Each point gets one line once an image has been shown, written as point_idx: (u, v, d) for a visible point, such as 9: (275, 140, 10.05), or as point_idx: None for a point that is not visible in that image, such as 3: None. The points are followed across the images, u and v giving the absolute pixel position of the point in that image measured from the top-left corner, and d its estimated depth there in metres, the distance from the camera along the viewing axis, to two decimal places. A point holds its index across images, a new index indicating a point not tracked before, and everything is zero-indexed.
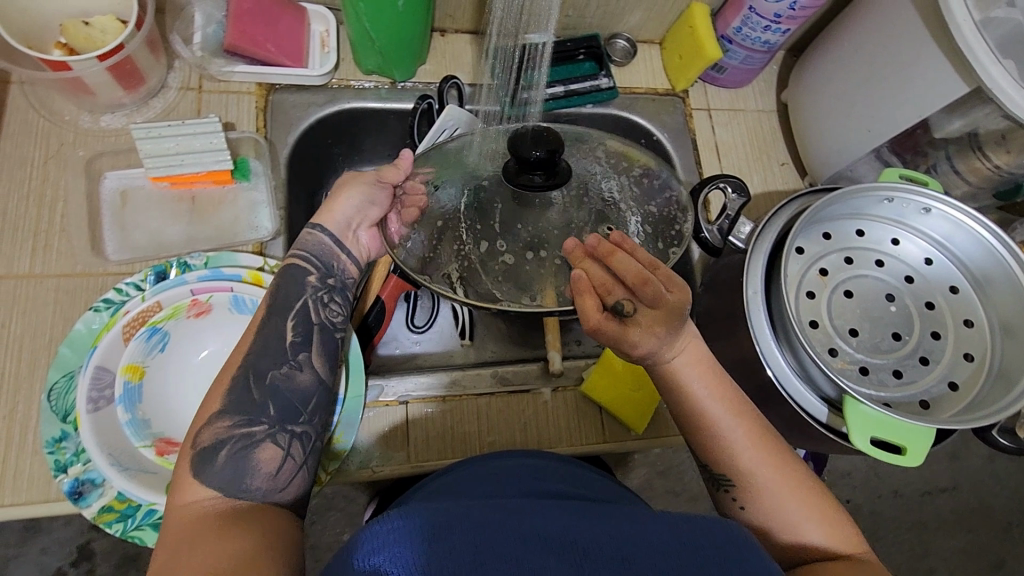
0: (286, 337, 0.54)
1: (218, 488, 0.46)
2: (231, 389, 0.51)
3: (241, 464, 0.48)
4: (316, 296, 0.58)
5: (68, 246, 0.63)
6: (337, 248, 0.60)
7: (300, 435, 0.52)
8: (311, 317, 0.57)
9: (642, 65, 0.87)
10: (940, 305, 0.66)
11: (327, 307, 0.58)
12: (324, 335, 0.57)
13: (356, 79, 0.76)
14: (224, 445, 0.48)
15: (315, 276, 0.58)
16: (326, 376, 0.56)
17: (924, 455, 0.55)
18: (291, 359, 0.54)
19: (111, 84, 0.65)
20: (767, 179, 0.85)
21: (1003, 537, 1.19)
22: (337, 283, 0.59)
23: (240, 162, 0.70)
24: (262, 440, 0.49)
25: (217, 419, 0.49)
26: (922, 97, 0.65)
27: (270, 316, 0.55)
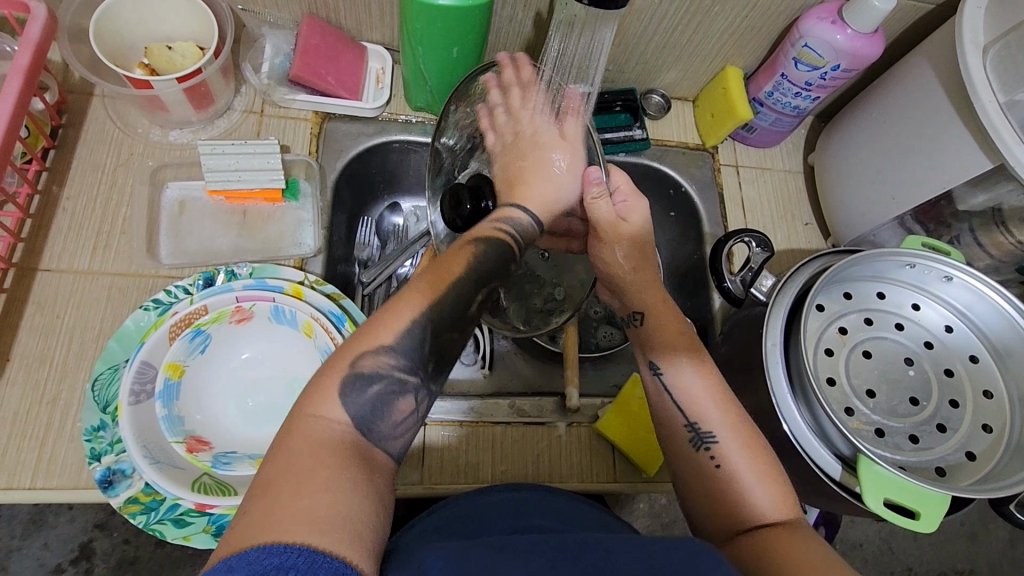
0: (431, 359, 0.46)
1: (350, 416, 0.42)
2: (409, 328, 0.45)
3: (381, 406, 0.43)
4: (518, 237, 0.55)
5: (126, 248, 0.67)
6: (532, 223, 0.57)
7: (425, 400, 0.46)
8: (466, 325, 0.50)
9: (676, 120, 0.91)
10: (960, 373, 0.67)
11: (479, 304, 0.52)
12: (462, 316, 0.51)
13: (405, 114, 0.81)
14: (377, 380, 0.43)
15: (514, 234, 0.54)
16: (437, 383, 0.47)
17: (938, 522, 0.55)
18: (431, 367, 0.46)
19: (183, 103, 0.70)
20: (791, 237, 0.88)
21: None
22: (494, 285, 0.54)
23: (291, 182, 0.74)
24: (407, 391, 0.44)
25: (381, 351, 0.44)
26: (945, 172, 0.68)
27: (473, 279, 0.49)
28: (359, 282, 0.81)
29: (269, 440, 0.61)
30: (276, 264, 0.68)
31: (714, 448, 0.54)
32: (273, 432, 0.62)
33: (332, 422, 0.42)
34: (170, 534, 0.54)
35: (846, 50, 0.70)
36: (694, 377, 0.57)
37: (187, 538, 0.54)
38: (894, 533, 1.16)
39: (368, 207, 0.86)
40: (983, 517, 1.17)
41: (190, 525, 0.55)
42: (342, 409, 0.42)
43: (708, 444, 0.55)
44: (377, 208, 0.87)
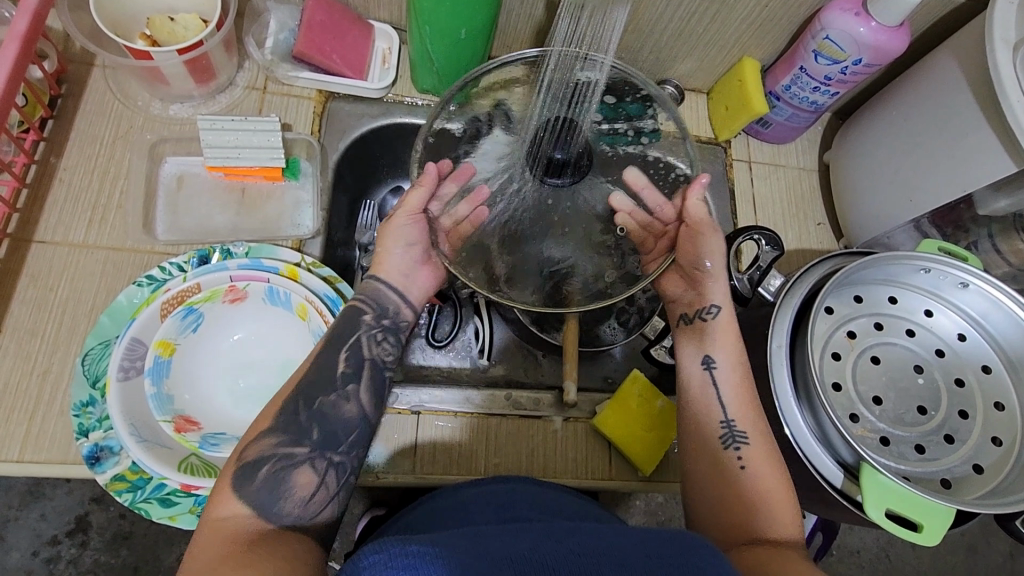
0: (336, 370, 0.55)
1: (253, 506, 0.47)
2: (281, 411, 0.52)
3: (277, 486, 0.48)
4: (370, 334, 0.59)
5: (123, 222, 0.66)
6: (398, 296, 0.63)
7: (337, 467, 0.51)
8: (362, 351, 0.58)
9: (689, 112, 0.88)
10: (971, 383, 0.65)
11: (380, 345, 0.59)
12: (374, 372, 0.57)
13: (410, 96, 0.79)
14: (264, 462, 0.49)
15: (370, 317, 0.60)
16: (371, 412, 0.56)
17: (941, 534, 0.54)
18: (341, 391, 0.55)
19: (184, 76, 0.69)
20: (802, 236, 0.85)
21: None
22: (391, 324, 0.61)
23: (292, 161, 0.73)
24: (301, 463, 0.50)
25: (264, 437, 0.50)
26: (966, 174, 0.65)
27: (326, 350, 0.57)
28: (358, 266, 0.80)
29: None
30: (273, 244, 0.66)
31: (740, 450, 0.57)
32: None
33: (233, 514, 0.46)
34: (156, 513, 0.54)
35: (869, 43, 0.67)
36: (733, 372, 0.60)
37: (173, 518, 0.53)
38: (892, 541, 1.14)
39: (371, 190, 0.85)
40: (985, 528, 1.15)
41: (176, 505, 0.54)
42: (244, 502, 0.47)
43: (738, 444, 0.57)
44: (380, 192, 0.85)
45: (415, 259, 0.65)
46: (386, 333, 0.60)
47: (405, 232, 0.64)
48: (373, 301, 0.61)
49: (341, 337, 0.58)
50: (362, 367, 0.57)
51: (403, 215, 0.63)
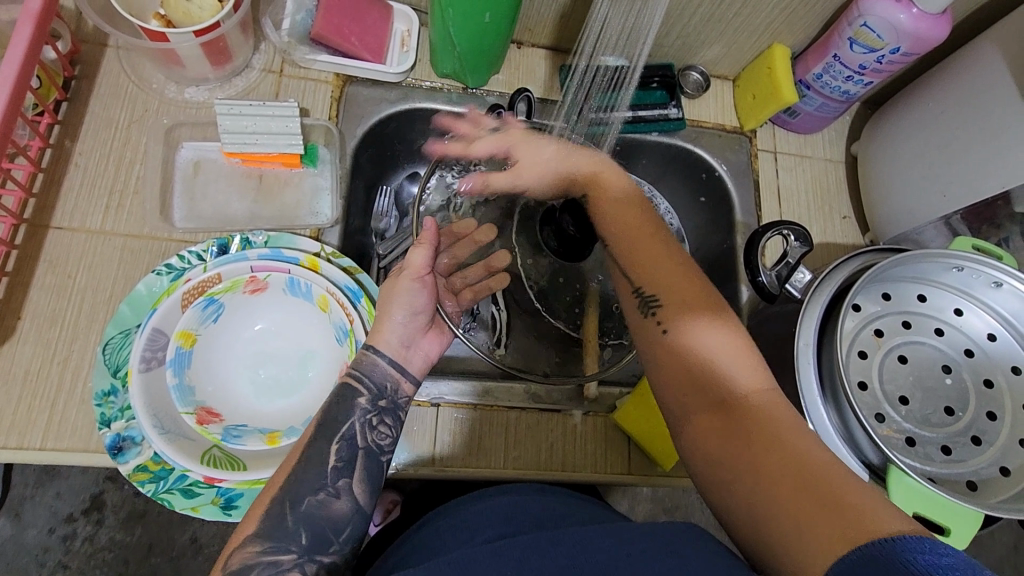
0: (327, 466, 0.50)
1: None
2: (266, 515, 0.47)
3: None
4: (364, 420, 0.53)
5: (139, 208, 0.65)
6: (394, 369, 0.56)
7: (328, 569, 0.47)
8: (357, 438, 0.52)
9: (713, 100, 0.86)
10: (1000, 385, 0.63)
11: (375, 430, 0.53)
12: (368, 460, 0.52)
13: (429, 81, 0.77)
14: (247, 575, 0.44)
15: (364, 399, 0.53)
16: (365, 504, 0.51)
17: (968, 538, 0.53)
18: (330, 486, 0.49)
19: (200, 58, 0.67)
20: (826, 230, 0.84)
21: None
22: (389, 405, 0.55)
23: (310, 148, 0.71)
24: (288, 571, 0.45)
25: (246, 543, 0.45)
26: (1005, 168, 0.63)
27: (315, 438, 0.51)
28: (375, 255, 0.79)
29: (281, 414, 0.60)
30: (292, 233, 0.65)
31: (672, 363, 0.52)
32: (285, 407, 0.60)
33: None
34: (179, 504, 0.54)
35: (909, 31, 0.65)
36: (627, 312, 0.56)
37: (196, 510, 0.54)
38: None
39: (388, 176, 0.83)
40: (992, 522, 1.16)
41: (199, 496, 0.54)
42: None
43: (657, 313, 0.53)
44: (397, 178, 0.84)
45: (415, 329, 0.58)
46: (384, 416, 0.54)
47: (412, 297, 0.57)
48: (373, 383, 0.54)
49: (333, 423, 0.52)
50: (355, 460, 0.51)
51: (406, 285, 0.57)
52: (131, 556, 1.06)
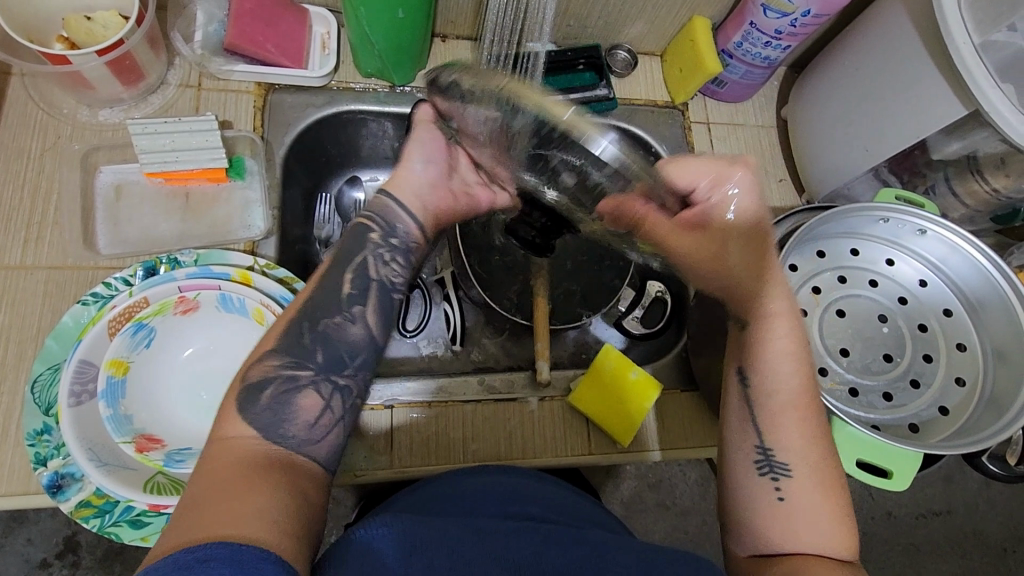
0: (343, 291, 0.51)
1: (258, 430, 0.45)
2: (286, 333, 0.49)
3: (281, 408, 0.46)
4: (376, 254, 0.54)
5: (60, 239, 0.63)
6: (405, 211, 0.57)
7: (343, 390, 0.49)
8: (370, 272, 0.53)
9: (643, 77, 0.87)
10: (934, 328, 0.66)
11: (387, 266, 0.54)
12: (381, 291, 0.52)
13: (355, 82, 0.76)
14: (270, 382, 0.47)
15: (377, 235, 0.54)
16: (377, 335, 0.52)
17: (911, 478, 0.55)
18: (346, 312, 0.51)
19: (109, 78, 0.65)
20: (765, 195, 0.85)
21: (997, 563, 1.18)
22: (400, 244, 0.55)
23: (235, 160, 0.70)
24: (305, 386, 0.47)
25: (266, 357, 0.48)
26: (917, 118, 0.65)
27: (332, 269, 0.52)
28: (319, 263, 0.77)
29: None
30: (224, 249, 0.63)
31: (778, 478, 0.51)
32: None
33: (244, 439, 0.44)
34: (127, 536, 0.52)
35: None
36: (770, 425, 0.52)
37: (146, 539, 0.52)
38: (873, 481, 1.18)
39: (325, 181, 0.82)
40: (961, 460, 1.20)
41: (148, 526, 0.53)
42: (249, 425, 0.45)
43: (776, 472, 0.51)
44: (335, 182, 0.82)
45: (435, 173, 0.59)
46: (395, 254, 0.54)
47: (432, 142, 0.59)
48: (385, 220, 0.55)
49: (349, 256, 0.53)
50: (369, 289, 0.52)
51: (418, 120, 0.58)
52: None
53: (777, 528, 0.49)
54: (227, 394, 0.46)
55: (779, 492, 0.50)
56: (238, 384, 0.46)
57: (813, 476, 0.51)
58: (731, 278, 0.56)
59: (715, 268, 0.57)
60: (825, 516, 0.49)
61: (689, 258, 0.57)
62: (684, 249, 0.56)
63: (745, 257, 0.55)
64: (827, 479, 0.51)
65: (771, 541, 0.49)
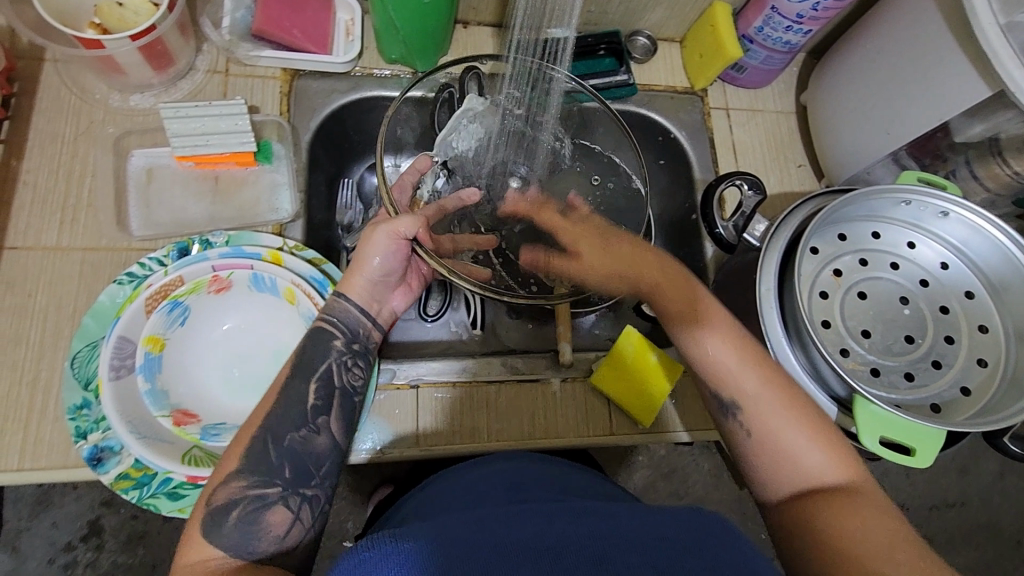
0: (306, 401, 0.51)
1: (228, 550, 0.44)
2: (251, 449, 0.48)
3: (251, 526, 0.45)
4: (340, 361, 0.54)
5: (94, 221, 0.65)
6: (363, 314, 0.57)
7: (312, 501, 0.49)
8: (333, 379, 0.54)
9: (662, 63, 0.87)
10: (956, 310, 0.66)
11: (350, 371, 0.55)
12: (342, 397, 0.54)
13: (379, 68, 0.77)
14: (237, 504, 0.45)
15: (340, 341, 0.55)
16: (341, 440, 0.53)
17: (932, 455, 0.55)
18: (309, 423, 0.51)
19: (141, 64, 0.66)
20: (783, 180, 0.85)
21: (1010, 553, 1.18)
22: (362, 348, 0.56)
23: (262, 144, 0.71)
24: (273, 503, 0.46)
25: (232, 479, 0.47)
26: (940, 102, 0.65)
27: (293, 377, 0.52)
28: (343, 247, 0.79)
29: None
30: (252, 230, 0.65)
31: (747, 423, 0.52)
32: None
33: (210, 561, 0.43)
34: (165, 507, 0.54)
35: None
36: (731, 348, 0.53)
37: (182, 510, 0.54)
38: (887, 470, 1.18)
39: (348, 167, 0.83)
40: (976, 452, 1.20)
41: (185, 497, 0.54)
42: (218, 545, 0.44)
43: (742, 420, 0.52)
44: (358, 169, 0.82)
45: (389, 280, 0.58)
46: (357, 359, 0.56)
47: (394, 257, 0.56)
48: (344, 325, 0.56)
49: (310, 364, 0.53)
50: (331, 398, 0.53)
51: (383, 234, 0.55)
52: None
53: (772, 473, 0.50)
54: (193, 518, 0.45)
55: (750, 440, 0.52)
56: (204, 509, 0.45)
57: (791, 421, 0.51)
58: (673, 287, 0.56)
59: (631, 266, 0.57)
60: (810, 440, 0.50)
61: (623, 270, 0.57)
62: (604, 284, 0.59)
63: (675, 270, 0.57)
64: (794, 410, 0.51)
65: (774, 489, 0.50)
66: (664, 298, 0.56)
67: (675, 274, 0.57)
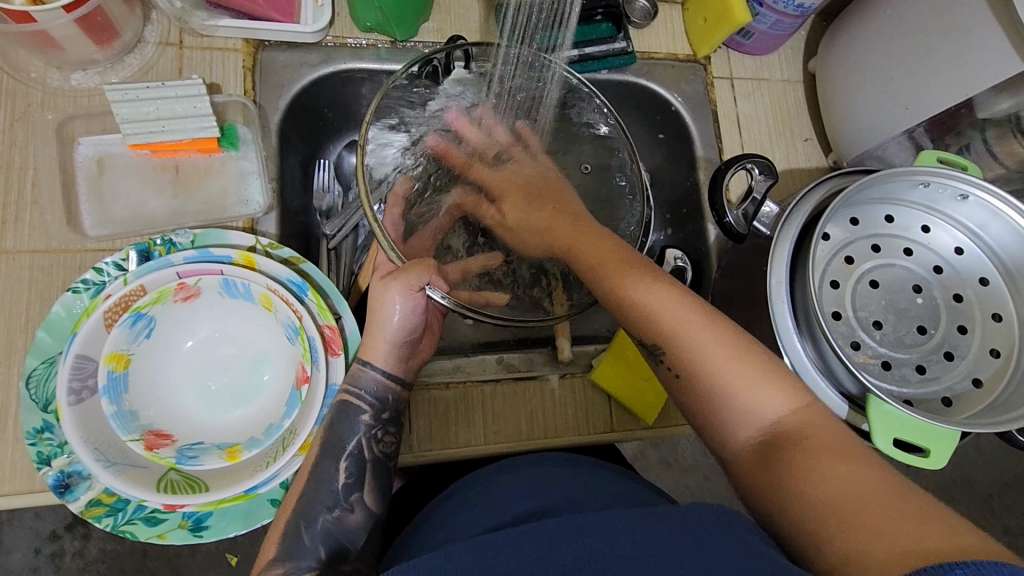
0: (336, 482, 0.49)
1: None
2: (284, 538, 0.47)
3: None
4: (369, 435, 0.52)
5: (41, 219, 0.58)
6: (388, 378, 0.53)
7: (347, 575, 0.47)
8: (363, 452, 0.51)
9: (663, 28, 0.80)
10: (970, 298, 0.63)
11: (382, 441, 0.52)
12: (375, 470, 0.51)
13: (352, 37, 0.69)
14: None
15: (369, 414, 0.52)
16: (378, 508, 0.51)
17: (948, 457, 0.53)
18: (342, 501, 0.49)
19: (80, 38, 0.58)
20: (791, 156, 0.80)
21: (985, 508, 1.20)
22: (392, 415, 0.53)
23: (227, 129, 0.64)
24: None
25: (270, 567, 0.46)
26: (965, 76, 0.61)
27: (321, 457, 0.50)
28: (322, 235, 0.73)
29: (240, 426, 0.55)
30: (220, 227, 0.59)
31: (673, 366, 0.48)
32: (244, 417, 0.56)
33: None
34: (143, 534, 0.51)
35: None
36: (665, 298, 0.49)
37: (162, 536, 0.51)
38: None
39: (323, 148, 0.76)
40: None
41: (163, 522, 0.51)
42: None
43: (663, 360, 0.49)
44: (335, 147, 0.75)
45: (412, 339, 0.55)
46: (388, 427, 0.53)
47: (410, 315, 0.53)
48: (373, 397, 0.53)
49: (338, 442, 0.51)
50: (363, 472, 0.51)
51: (395, 292, 0.52)
52: (126, 564, 1.00)
53: (713, 402, 0.46)
54: None
55: (679, 382, 0.48)
56: None
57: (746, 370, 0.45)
58: (580, 240, 0.56)
59: (580, 236, 0.56)
60: (769, 388, 0.45)
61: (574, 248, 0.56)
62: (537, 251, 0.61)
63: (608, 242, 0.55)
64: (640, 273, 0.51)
65: (733, 435, 0.45)
66: (584, 254, 0.55)
67: (608, 245, 0.55)
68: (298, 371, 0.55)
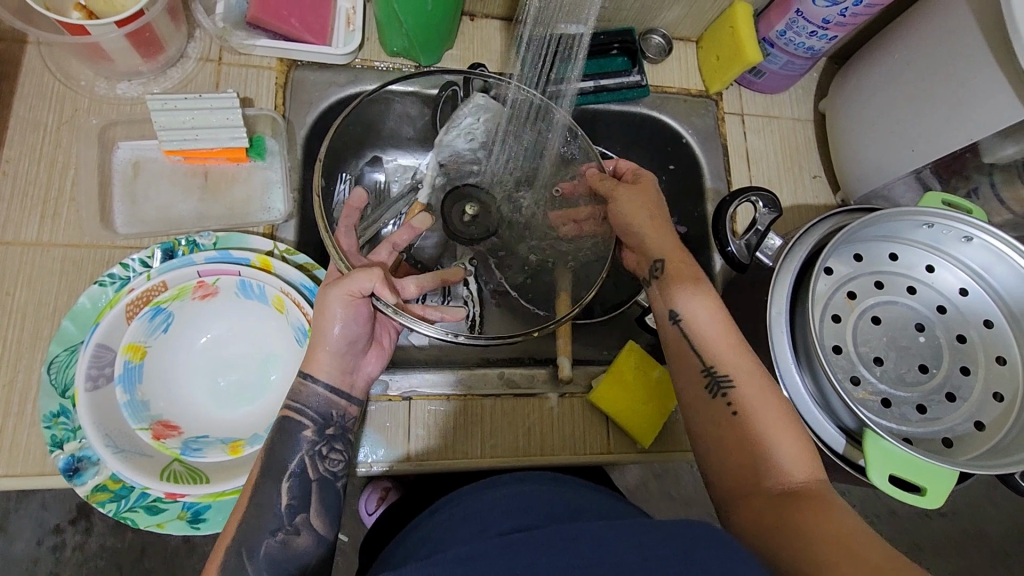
0: (280, 505, 0.50)
1: None
2: None
3: None
4: (313, 451, 0.53)
5: (77, 215, 0.62)
6: (332, 393, 0.55)
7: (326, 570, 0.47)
8: (308, 471, 0.52)
9: (676, 64, 0.83)
10: (973, 340, 0.63)
11: (327, 458, 0.54)
12: (321, 490, 0.52)
13: (380, 61, 0.73)
14: None
15: (311, 430, 0.53)
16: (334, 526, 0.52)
17: (944, 496, 0.53)
18: (286, 524, 0.50)
19: (128, 51, 0.63)
20: (798, 192, 0.82)
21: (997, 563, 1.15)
22: (337, 431, 0.54)
23: (255, 140, 0.68)
24: None
25: None
26: (972, 122, 0.62)
27: (264, 479, 0.51)
28: None
29: (243, 422, 0.58)
30: (242, 232, 0.62)
31: (729, 396, 0.50)
32: (250, 414, 0.58)
33: None
34: (143, 522, 0.52)
35: None
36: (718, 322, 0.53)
37: (160, 525, 0.52)
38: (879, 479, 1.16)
39: None
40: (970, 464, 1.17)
41: (163, 512, 0.52)
42: None
43: (725, 390, 0.51)
44: None
45: (357, 350, 0.55)
46: (333, 443, 0.54)
47: (349, 325, 0.53)
48: (315, 413, 0.54)
49: (281, 463, 0.52)
50: (308, 491, 0.52)
51: (337, 299, 0.51)
52: (125, 560, 1.01)
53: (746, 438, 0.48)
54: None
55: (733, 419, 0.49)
56: None
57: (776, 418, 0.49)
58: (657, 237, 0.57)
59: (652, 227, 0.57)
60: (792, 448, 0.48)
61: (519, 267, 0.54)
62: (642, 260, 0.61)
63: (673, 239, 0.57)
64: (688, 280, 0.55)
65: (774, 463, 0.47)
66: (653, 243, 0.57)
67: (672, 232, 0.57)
68: (304, 373, 0.57)
